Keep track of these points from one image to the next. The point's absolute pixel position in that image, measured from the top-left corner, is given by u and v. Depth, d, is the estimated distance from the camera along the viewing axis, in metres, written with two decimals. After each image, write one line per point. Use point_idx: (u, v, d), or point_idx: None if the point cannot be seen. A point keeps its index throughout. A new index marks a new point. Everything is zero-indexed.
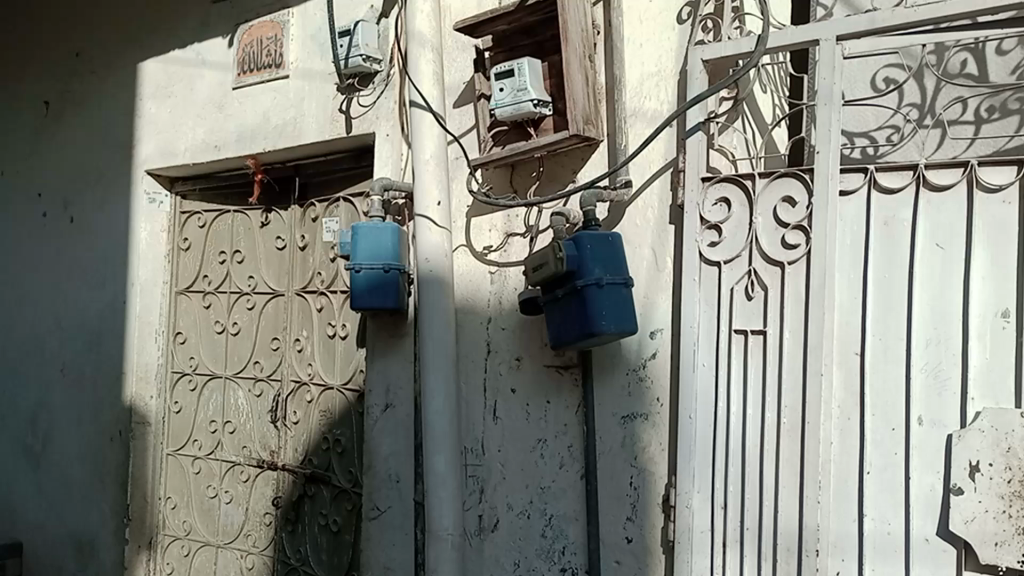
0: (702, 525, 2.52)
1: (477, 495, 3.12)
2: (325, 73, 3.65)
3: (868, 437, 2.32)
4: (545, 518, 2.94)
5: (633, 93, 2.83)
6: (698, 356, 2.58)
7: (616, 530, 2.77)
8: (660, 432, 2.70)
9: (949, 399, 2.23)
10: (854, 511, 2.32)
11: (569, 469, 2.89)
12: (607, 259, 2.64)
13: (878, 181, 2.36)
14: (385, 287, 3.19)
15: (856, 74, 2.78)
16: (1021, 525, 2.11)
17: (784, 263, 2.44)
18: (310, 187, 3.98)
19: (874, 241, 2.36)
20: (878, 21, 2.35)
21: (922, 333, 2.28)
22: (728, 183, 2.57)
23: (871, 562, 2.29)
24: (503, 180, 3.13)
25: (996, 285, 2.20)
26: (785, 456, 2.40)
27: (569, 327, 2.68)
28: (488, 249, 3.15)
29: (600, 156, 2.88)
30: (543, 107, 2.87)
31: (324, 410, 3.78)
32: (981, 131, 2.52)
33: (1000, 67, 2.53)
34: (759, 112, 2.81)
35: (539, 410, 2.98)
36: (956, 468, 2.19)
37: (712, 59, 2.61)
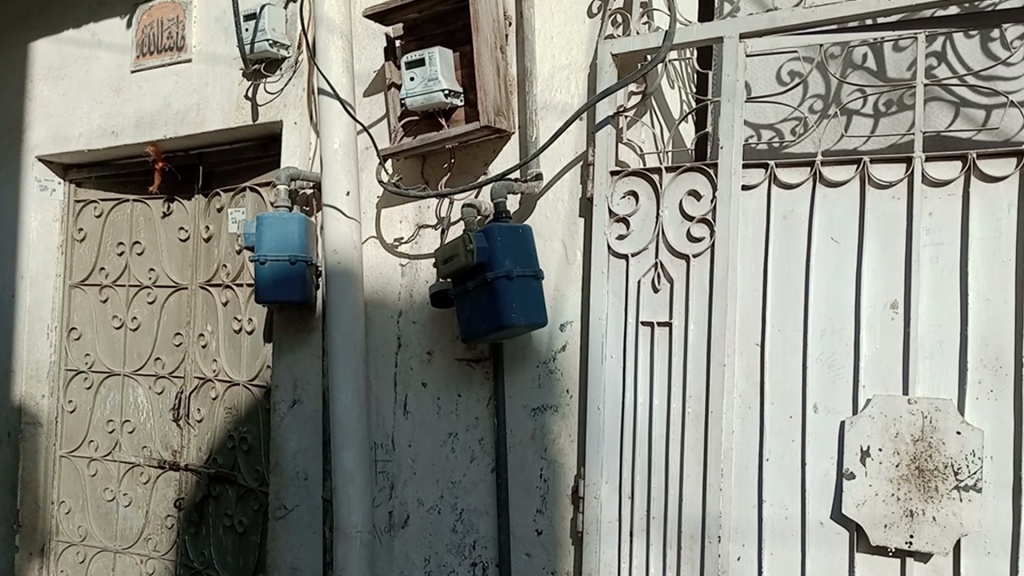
0: (610, 515, 2.55)
1: (388, 491, 3.07)
2: (230, 58, 3.52)
3: (767, 425, 2.39)
4: (455, 513, 2.92)
5: (543, 85, 2.83)
6: (606, 348, 2.60)
7: (526, 522, 2.77)
8: (570, 423, 2.71)
9: (843, 386, 2.31)
10: (754, 497, 2.39)
11: (479, 462, 2.88)
12: (517, 251, 2.64)
13: (778, 176, 2.43)
14: (292, 279, 3.10)
15: (759, 70, 2.86)
16: (908, 508, 2.21)
17: (689, 256, 2.49)
18: (215, 176, 3.84)
19: (773, 234, 2.43)
20: (778, 20, 2.41)
21: (818, 324, 2.35)
22: (635, 177, 2.60)
23: (769, 547, 2.37)
24: (414, 170, 3.09)
25: (885, 277, 2.28)
26: (689, 445, 2.44)
27: (479, 319, 2.66)
28: (398, 240, 3.10)
29: (511, 148, 2.88)
30: (455, 97, 2.84)
31: (229, 407, 3.66)
32: (879, 125, 2.63)
33: (895, 65, 2.65)
34: (667, 107, 2.86)
35: (449, 403, 2.96)
36: (848, 453, 2.28)
37: (621, 53, 2.63)
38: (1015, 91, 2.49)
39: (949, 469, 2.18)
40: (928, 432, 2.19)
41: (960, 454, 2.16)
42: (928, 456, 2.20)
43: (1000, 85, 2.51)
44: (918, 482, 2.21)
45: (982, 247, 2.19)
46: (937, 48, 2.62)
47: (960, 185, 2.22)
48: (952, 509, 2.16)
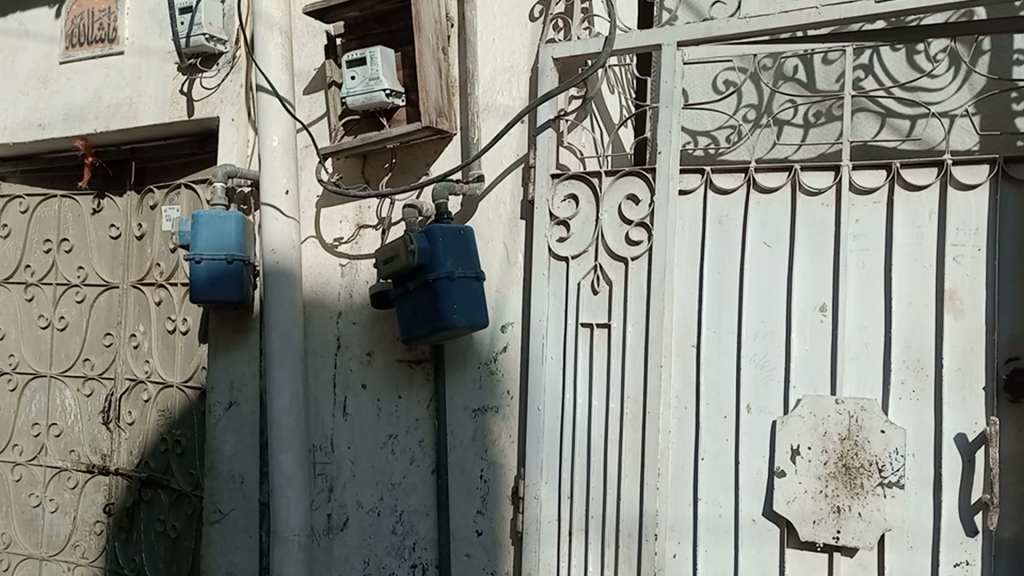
0: (550, 515, 2.57)
1: (326, 494, 3.04)
2: (165, 52, 3.44)
3: (703, 425, 2.45)
4: (395, 515, 2.90)
5: (485, 87, 2.84)
6: (546, 349, 2.63)
7: (466, 523, 2.77)
8: (510, 424, 2.73)
9: (774, 387, 2.38)
10: (689, 495, 2.45)
11: (419, 464, 2.87)
12: (459, 253, 2.64)
13: (714, 182, 2.49)
14: (228, 279, 3.04)
15: (697, 78, 2.92)
16: (835, 504, 2.28)
17: (628, 259, 2.53)
18: (148, 172, 3.74)
19: (709, 239, 2.49)
20: (714, 30, 2.47)
21: (751, 326, 2.42)
22: (576, 180, 2.64)
23: (703, 544, 2.42)
24: (354, 170, 3.06)
25: (815, 281, 2.35)
26: (626, 446, 2.48)
27: (420, 320, 2.66)
28: (338, 240, 3.07)
29: (453, 149, 2.88)
30: (396, 97, 2.83)
31: (162, 409, 3.56)
32: (809, 135, 2.71)
33: (825, 75, 2.74)
34: (607, 111, 2.89)
35: (389, 405, 2.94)
36: (779, 452, 2.35)
37: (562, 57, 2.66)
38: (936, 103, 2.61)
39: (873, 467, 2.26)
40: (854, 431, 2.27)
41: (884, 452, 2.25)
42: (854, 454, 2.28)
43: (923, 97, 2.63)
44: (845, 480, 2.28)
45: (905, 254, 2.27)
46: (865, 61, 2.70)
47: (885, 193, 2.31)
48: (876, 505, 2.25)
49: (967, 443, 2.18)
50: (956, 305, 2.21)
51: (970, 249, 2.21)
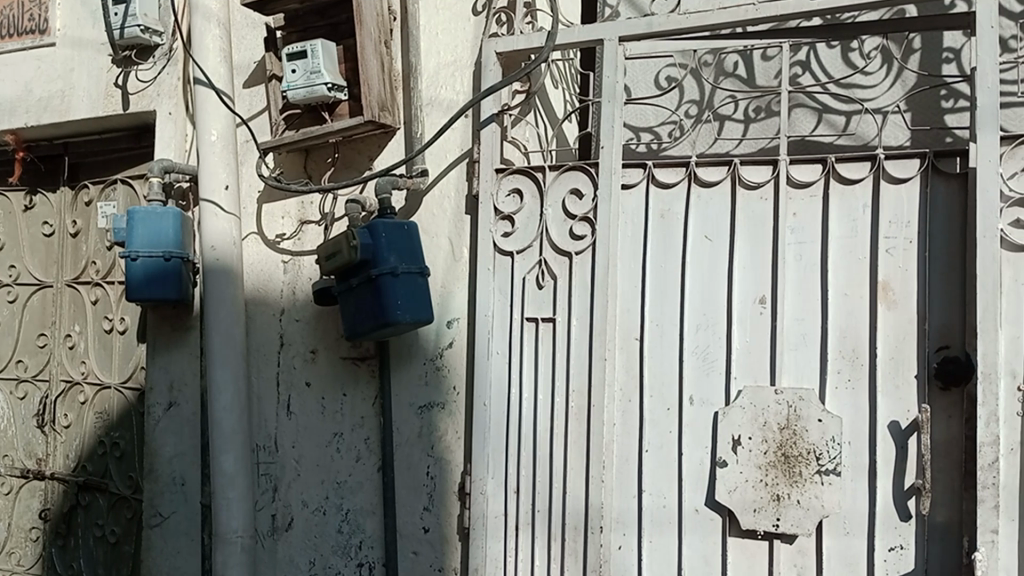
0: (496, 510, 2.58)
1: (270, 494, 2.99)
2: (98, 43, 3.33)
3: (646, 417, 2.47)
4: (341, 513, 2.87)
5: (428, 82, 2.82)
6: (492, 344, 2.63)
7: (412, 520, 2.76)
8: (456, 420, 2.72)
9: (716, 378, 2.41)
10: (634, 487, 2.47)
11: (365, 462, 2.84)
12: (403, 248, 2.61)
13: (656, 176, 2.51)
14: (166, 277, 2.97)
15: (640, 73, 2.95)
16: (774, 492, 2.32)
17: (572, 253, 2.54)
18: (82, 167, 3.63)
19: (652, 232, 2.51)
20: (655, 25, 2.49)
21: (692, 319, 2.45)
22: (520, 175, 2.63)
23: (648, 535, 2.45)
24: (296, 164, 3.01)
25: (754, 274, 2.39)
26: (571, 439, 2.49)
27: (364, 317, 2.63)
28: (280, 236, 3.02)
29: (397, 144, 2.85)
30: (338, 91, 2.79)
31: (100, 411, 3.46)
32: (748, 131, 2.76)
33: (764, 71, 2.78)
34: (551, 106, 2.89)
35: (334, 403, 2.90)
36: (720, 442, 2.38)
37: (505, 52, 2.65)
38: (871, 99, 2.67)
39: (811, 455, 2.30)
40: (793, 420, 2.31)
41: (821, 440, 2.29)
42: (793, 443, 2.32)
43: (858, 93, 2.68)
44: (784, 468, 2.32)
45: (840, 246, 2.32)
46: (802, 58, 2.75)
47: (821, 187, 2.35)
48: (814, 492, 2.29)
49: (900, 430, 2.23)
50: (889, 296, 2.27)
51: (902, 241, 2.27)
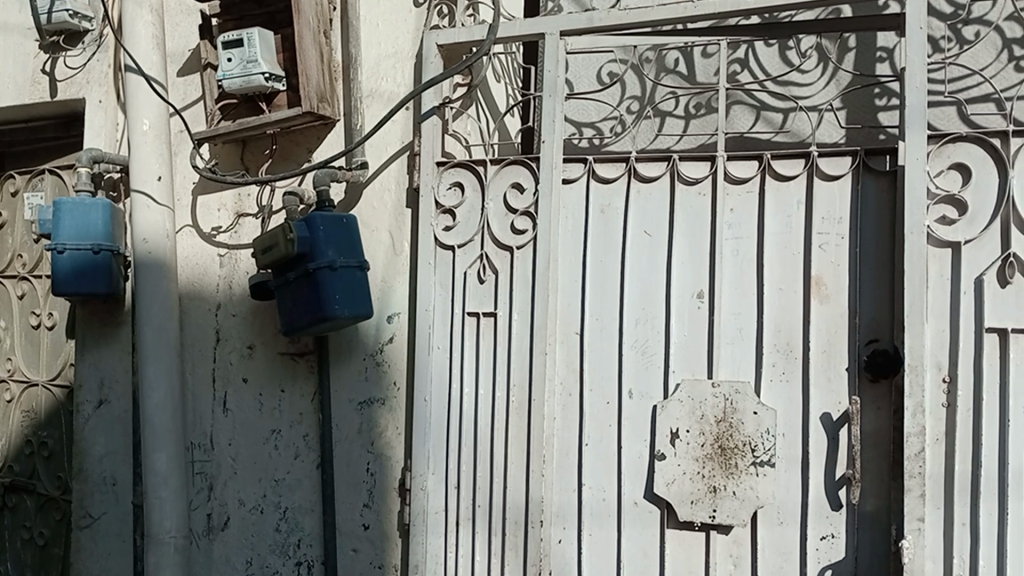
0: (437, 506, 2.57)
1: (206, 493, 2.92)
2: (24, 28, 3.21)
3: (586, 411, 2.48)
4: (279, 512, 2.82)
5: (369, 74, 2.78)
6: (433, 339, 2.61)
7: (352, 517, 2.72)
8: (397, 416, 2.69)
9: (654, 372, 2.43)
10: (574, 481, 2.47)
11: (304, 459, 2.79)
12: (341, 242, 2.57)
13: (596, 171, 2.52)
14: (95, 271, 2.87)
15: (582, 68, 2.95)
16: (711, 484, 2.35)
17: (513, 247, 2.53)
18: (8, 157, 3.51)
19: (592, 227, 2.51)
20: (596, 20, 2.49)
21: (632, 313, 2.46)
22: (461, 169, 2.62)
23: (587, 529, 2.46)
24: (233, 155, 2.95)
25: (693, 269, 2.42)
26: (512, 433, 2.49)
27: (301, 311, 2.58)
28: (216, 229, 2.95)
29: (336, 136, 2.81)
30: (276, 81, 2.73)
31: (27, 410, 3.34)
32: (689, 127, 2.78)
33: (705, 68, 2.81)
34: (493, 100, 2.86)
35: (272, 399, 2.85)
36: (659, 436, 2.40)
37: (446, 44, 2.63)
38: (807, 97, 2.71)
39: (747, 447, 2.34)
40: (729, 413, 2.35)
41: (756, 432, 2.33)
42: (729, 435, 2.35)
43: (794, 91, 2.73)
44: (720, 460, 2.36)
45: (775, 241, 2.36)
46: (741, 56, 2.80)
47: (757, 183, 2.39)
48: (749, 483, 2.33)
49: (832, 421, 2.28)
50: (822, 290, 2.31)
51: (834, 237, 2.31)
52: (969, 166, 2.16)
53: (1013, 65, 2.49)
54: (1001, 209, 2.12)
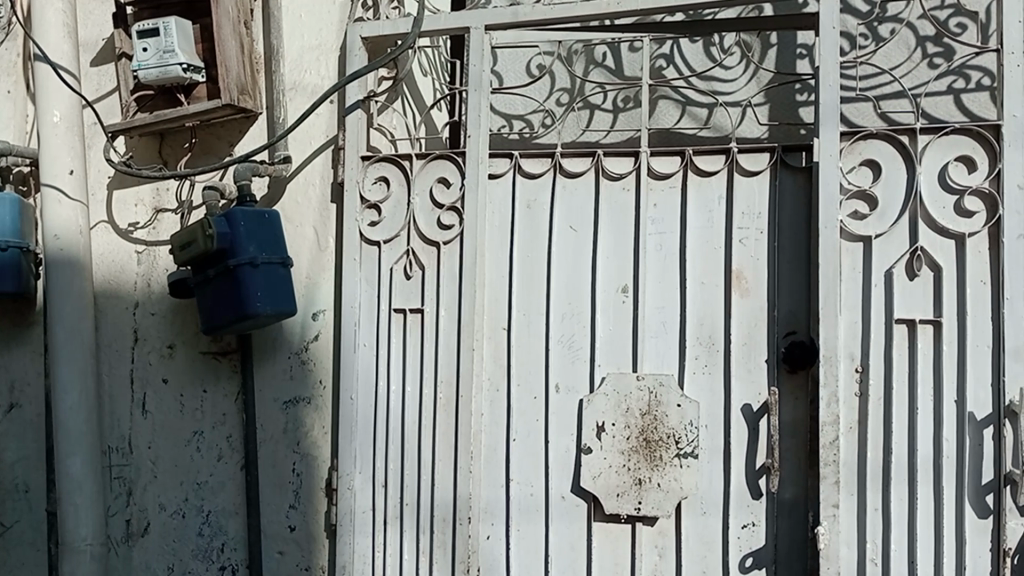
0: (364, 505, 2.54)
1: (124, 498, 2.83)
2: None
3: (514, 406, 2.47)
4: (202, 516, 2.74)
5: (291, 66, 2.72)
6: (359, 336, 2.58)
7: (278, 519, 2.67)
8: (323, 414, 2.65)
9: (580, 366, 2.44)
10: (502, 476, 2.47)
11: (227, 461, 2.73)
12: (263, 238, 2.52)
13: (522, 167, 2.52)
14: (2, 268, 2.74)
15: (509, 62, 2.95)
16: (637, 477, 2.38)
17: (439, 242, 2.51)
18: None
19: (518, 223, 2.51)
20: (520, 15, 2.48)
21: (558, 308, 2.47)
22: (386, 163, 2.59)
23: (515, 524, 2.46)
24: (150, 148, 2.86)
25: (618, 263, 2.44)
26: (439, 430, 2.47)
27: (221, 309, 2.52)
28: (134, 225, 2.85)
29: (258, 129, 2.75)
30: (195, 73, 2.65)
31: None
32: (617, 121, 2.80)
33: (631, 62, 2.84)
34: (419, 93, 2.85)
35: (193, 400, 2.77)
36: (585, 429, 2.41)
37: (371, 37, 2.59)
38: (730, 92, 2.76)
39: (671, 439, 2.37)
40: (653, 406, 2.37)
41: (680, 424, 2.36)
42: (653, 427, 2.38)
43: (717, 86, 2.77)
44: (645, 453, 2.38)
45: (698, 236, 2.39)
46: (666, 52, 2.83)
47: (680, 179, 2.42)
48: (674, 475, 2.36)
49: (752, 412, 2.33)
50: (743, 284, 2.35)
51: (754, 231, 2.36)
52: (880, 162, 2.22)
53: (926, 63, 2.57)
54: (909, 204, 2.19)
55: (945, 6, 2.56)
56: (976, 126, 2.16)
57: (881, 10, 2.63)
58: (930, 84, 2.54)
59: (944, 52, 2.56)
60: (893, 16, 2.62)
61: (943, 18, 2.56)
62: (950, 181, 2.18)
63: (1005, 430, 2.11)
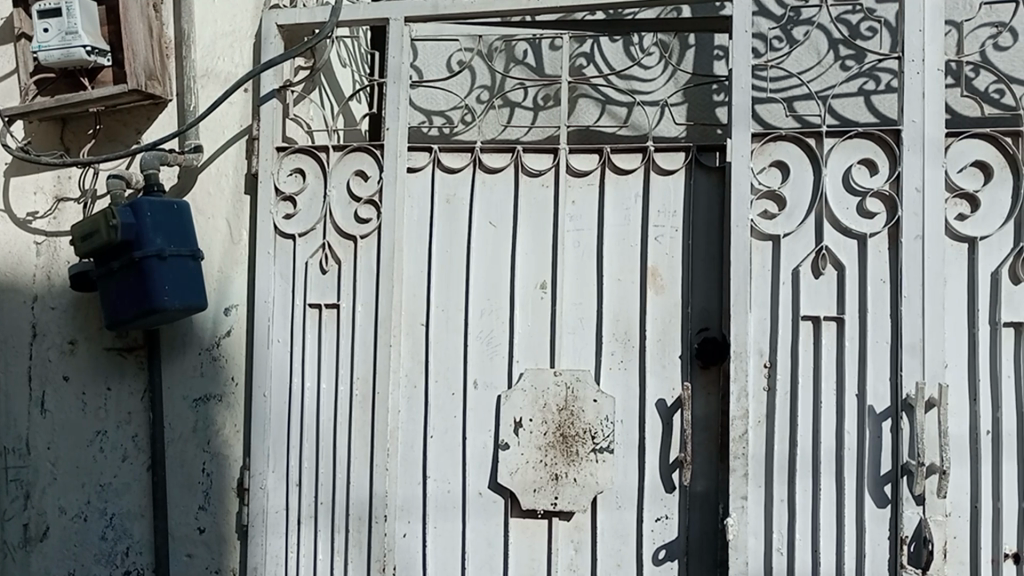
0: (277, 505, 2.48)
1: (22, 502, 2.69)
2: None
3: (431, 402, 2.45)
4: (105, 519, 2.63)
5: (203, 53, 2.63)
6: (273, 332, 2.52)
7: (186, 520, 2.58)
8: (234, 411, 2.57)
9: (498, 362, 2.44)
10: (419, 474, 2.45)
11: (133, 461, 2.62)
12: (171, 229, 2.42)
13: (441, 161, 2.50)
14: None
15: (430, 56, 2.93)
16: (554, 472, 2.39)
17: (357, 237, 2.47)
18: None
19: (438, 217, 2.49)
20: (440, 8, 2.46)
21: (477, 304, 2.46)
22: (302, 155, 2.53)
23: (432, 521, 2.44)
24: (51, 135, 2.73)
25: (537, 260, 2.44)
26: (355, 427, 2.43)
27: (126, 302, 2.42)
28: (33, 215, 2.71)
29: (168, 117, 2.65)
30: (100, 56, 2.53)
31: None
32: (538, 118, 2.81)
33: (552, 60, 2.86)
34: (337, 85, 2.84)
35: (97, 398, 2.65)
36: (503, 425, 2.41)
37: (287, 25, 2.53)
38: (649, 92, 2.79)
39: (588, 434, 2.38)
40: (570, 401, 2.39)
41: (596, 419, 2.38)
42: (570, 423, 2.39)
43: (636, 86, 2.81)
44: (562, 448, 2.39)
45: (615, 234, 2.42)
46: (586, 50, 2.87)
47: (598, 176, 2.44)
48: (590, 470, 2.38)
49: (666, 407, 2.36)
50: (658, 282, 2.39)
51: (669, 230, 2.39)
52: (788, 164, 2.29)
53: (838, 65, 2.66)
54: (816, 205, 2.26)
55: (855, 11, 2.66)
56: (878, 130, 2.24)
57: (795, 13, 2.70)
58: (842, 86, 2.64)
59: (855, 54, 2.65)
60: (807, 19, 2.70)
61: (853, 22, 2.67)
62: (854, 183, 2.26)
63: (902, 423, 2.19)
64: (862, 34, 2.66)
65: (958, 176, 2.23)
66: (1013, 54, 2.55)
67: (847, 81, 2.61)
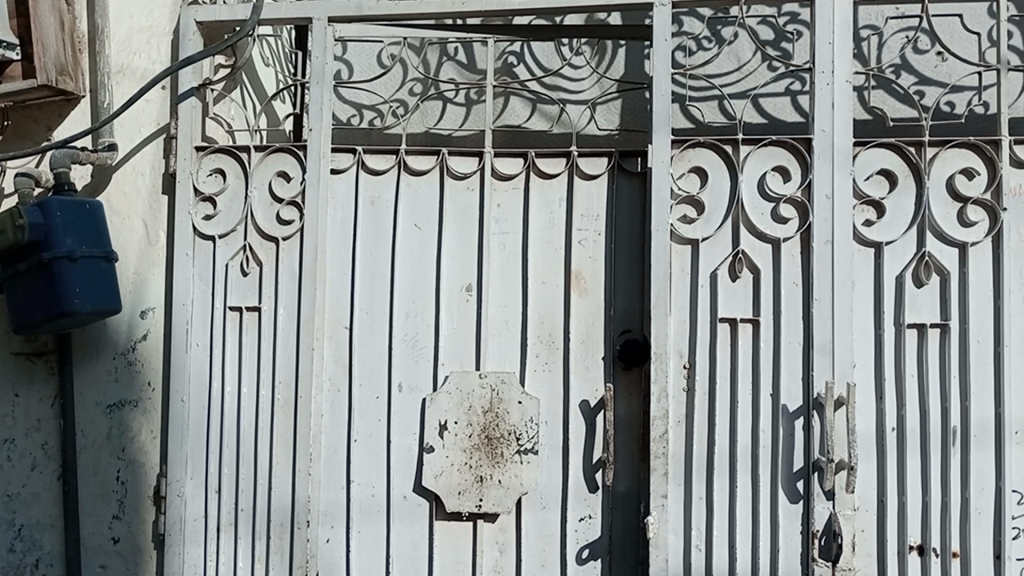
0: (195, 513, 2.42)
1: None
2: None
3: (355, 406, 2.43)
4: (13, 530, 2.53)
5: (119, 48, 2.56)
6: (191, 336, 2.46)
7: (100, 530, 2.50)
8: (151, 418, 2.50)
9: (423, 365, 2.43)
10: (342, 478, 2.42)
11: (42, 470, 2.52)
12: (82, 230, 2.34)
13: (366, 163, 2.48)
14: None
15: (359, 51, 2.91)
16: (479, 474, 2.39)
17: (279, 238, 2.43)
18: None
19: (362, 219, 2.47)
20: (364, 9, 2.44)
21: (402, 306, 2.45)
22: (222, 155, 2.48)
23: (356, 526, 2.42)
24: None
25: (462, 262, 2.44)
26: (277, 432, 2.39)
27: (33, 306, 2.33)
28: None
29: (81, 113, 2.56)
30: (8, 51, 2.39)
31: None
32: (469, 116, 2.80)
33: (483, 57, 2.87)
34: (259, 82, 2.80)
35: (4, 404, 2.55)
36: (428, 428, 2.41)
37: (206, 22, 2.48)
38: (579, 91, 2.82)
39: (512, 436, 2.40)
40: (495, 403, 2.40)
41: (521, 421, 2.39)
42: (495, 425, 2.40)
43: (566, 85, 2.83)
44: (487, 451, 2.40)
45: (539, 237, 2.44)
46: (516, 50, 2.89)
47: (522, 180, 2.46)
48: (514, 471, 2.39)
49: (590, 408, 2.39)
50: (582, 284, 2.42)
51: (592, 233, 2.43)
52: (706, 170, 2.35)
53: (765, 65, 2.76)
54: (732, 211, 2.33)
55: (783, 13, 2.74)
56: (791, 139, 2.32)
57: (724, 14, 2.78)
58: (768, 86, 2.72)
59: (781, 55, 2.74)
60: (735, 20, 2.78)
61: (781, 24, 2.74)
62: (768, 190, 2.33)
63: (813, 421, 2.27)
64: (786, 37, 2.75)
65: (865, 184, 2.32)
66: (926, 59, 2.69)
67: (773, 82, 2.70)
